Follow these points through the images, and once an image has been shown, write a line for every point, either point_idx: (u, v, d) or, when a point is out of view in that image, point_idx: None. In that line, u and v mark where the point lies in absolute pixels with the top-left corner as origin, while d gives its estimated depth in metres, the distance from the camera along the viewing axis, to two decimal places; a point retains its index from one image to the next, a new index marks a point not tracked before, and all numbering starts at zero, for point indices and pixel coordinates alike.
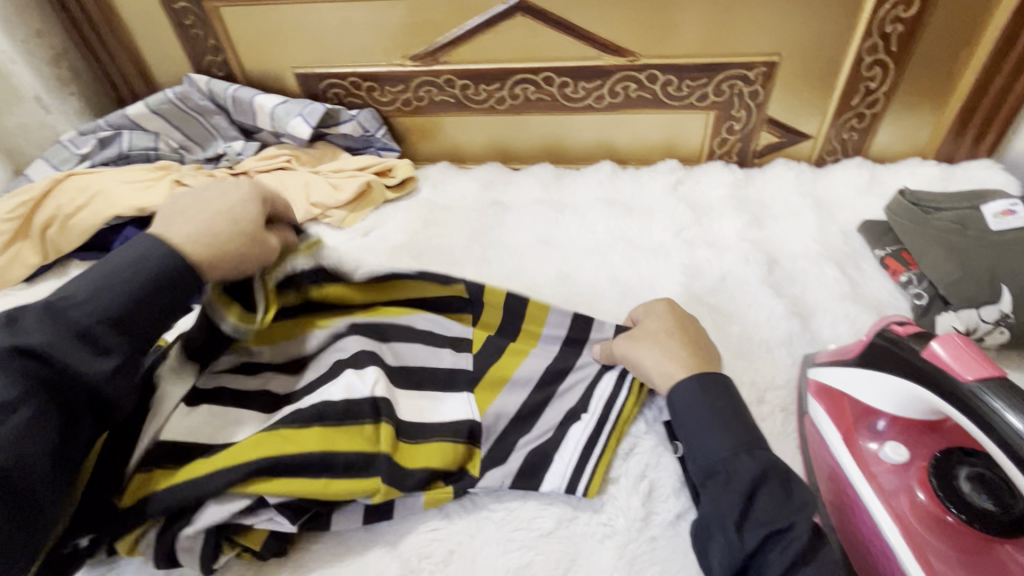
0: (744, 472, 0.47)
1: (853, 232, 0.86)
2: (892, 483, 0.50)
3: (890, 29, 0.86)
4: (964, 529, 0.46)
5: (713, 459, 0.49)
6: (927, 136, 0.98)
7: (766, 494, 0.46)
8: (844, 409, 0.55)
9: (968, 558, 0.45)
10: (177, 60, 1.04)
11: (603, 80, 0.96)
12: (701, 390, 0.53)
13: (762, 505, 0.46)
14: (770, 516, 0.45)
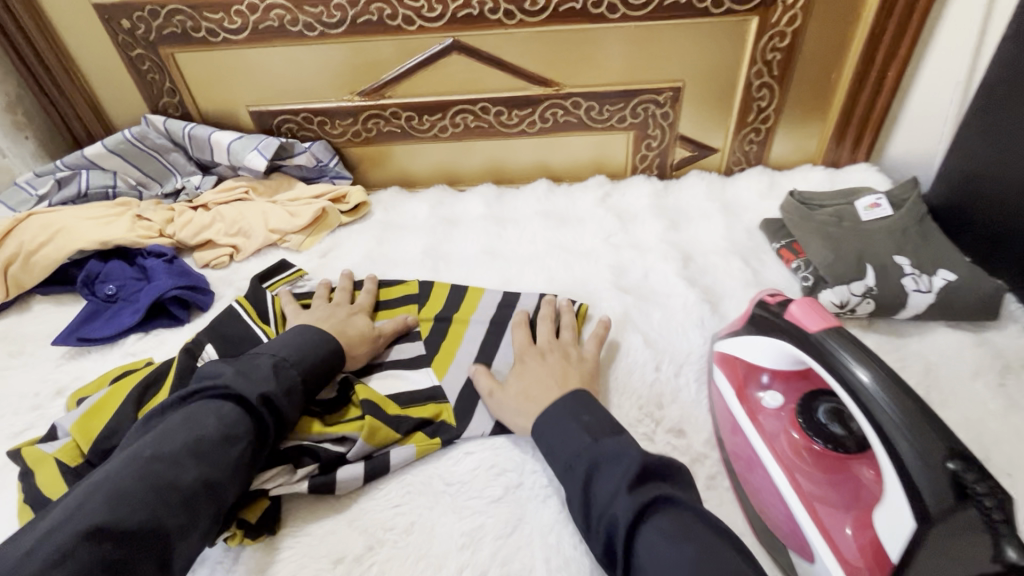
0: (580, 463, 0.55)
1: (756, 229, 1.00)
2: (773, 425, 0.61)
3: (771, 57, 1.01)
4: (826, 453, 0.58)
5: (567, 460, 0.57)
6: (815, 146, 1.13)
7: (601, 475, 0.54)
8: (737, 371, 0.66)
9: (830, 477, 0.57)
10: (133, 103, 1.10)
11: (534, 107, 1.07)
12: (559, 407, 0.61)
13: (596, 492, 0.53)
14: (605, 499, 0.52)
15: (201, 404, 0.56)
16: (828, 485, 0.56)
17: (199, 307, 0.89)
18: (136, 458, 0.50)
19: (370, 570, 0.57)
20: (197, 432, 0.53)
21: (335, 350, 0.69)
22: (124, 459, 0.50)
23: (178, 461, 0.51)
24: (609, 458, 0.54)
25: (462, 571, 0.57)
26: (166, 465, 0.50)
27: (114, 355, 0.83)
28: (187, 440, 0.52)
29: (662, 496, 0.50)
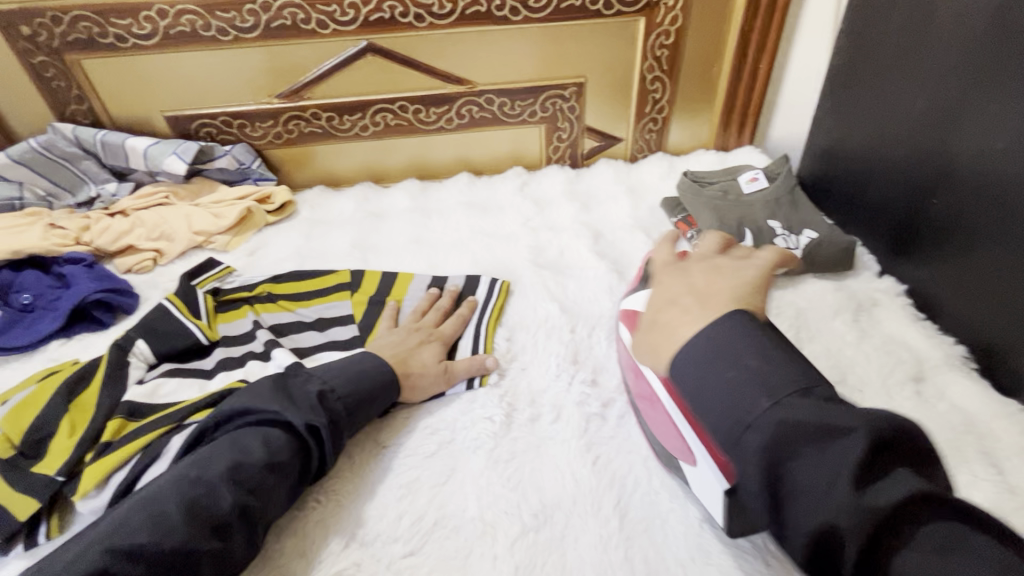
0: (755, 432, 0.41)
1: (658, 207, 1.11)
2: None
3: (660, 53, 1.13)
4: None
5: (732, 432, 0.43)
6: (705, 133, 1.27)
7: (798, 445, 0.40)
8: (634, 323, 0.72)
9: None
10: (36, 112, 1.07)
11: (450, 105, 1.14)
12: (707, 337, 0.47)
13: (791, 474, 0.39)
14: (805, 481, 0.39)
15: (244, 426, 0.58)
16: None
17: (124, 310, 0.89)
18: (188, 474, 0.53)
19: (312, 528, 0.61)
20: (240, 457, 0.55)
21: (394, 379, 0.69)
22: (173, 475, 0.53)
23: (219, 482, 0.53)
24: (814, 424, 0.40)
25: (401, 517, 0.62)
26: (207, 483, 0.52)
27: (36, 362, 0.81)
28: (227, 462, 0.54)
29: (918, 490, 0.36)
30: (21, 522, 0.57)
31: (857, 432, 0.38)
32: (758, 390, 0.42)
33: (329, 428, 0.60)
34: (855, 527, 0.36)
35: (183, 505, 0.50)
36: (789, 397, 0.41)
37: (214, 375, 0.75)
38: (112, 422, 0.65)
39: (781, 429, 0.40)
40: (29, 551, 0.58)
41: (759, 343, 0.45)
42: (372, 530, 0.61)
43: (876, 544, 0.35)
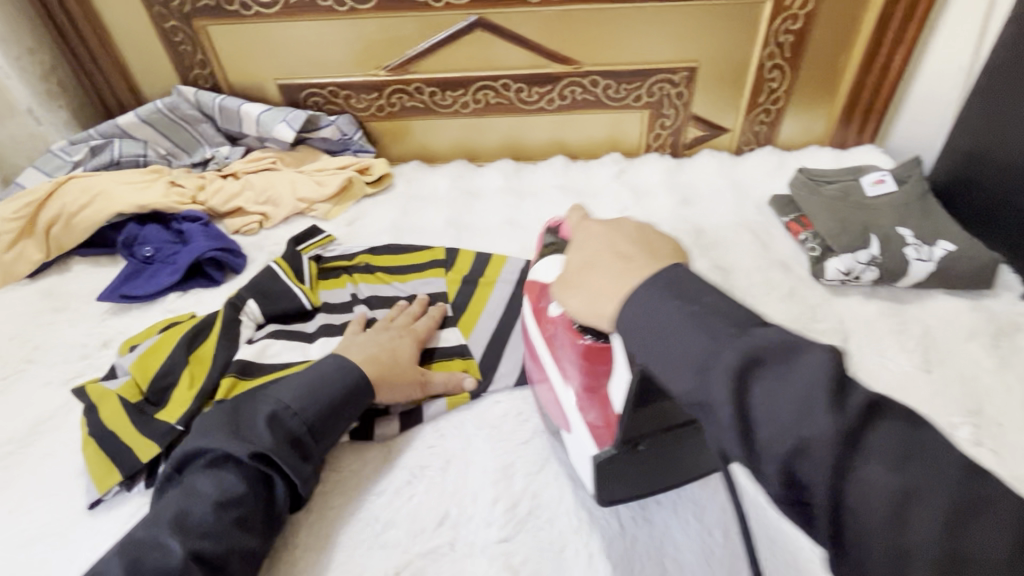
0: (767, 390, 0.38)
1: (765, 205, 1.04)
2: (557, 333, 0.59)
3: (783, 39, 1.05)
4: (593, 347, 0.54)
5: (782, 436, 0.37)
6: (822, 128, 1.17)
7: (762, 392, 0.38)
8: (537, 297, 0.67)
9: (586, 367, 0.55)
10: (164, 74, 1.13)
11: (553, 85, 1.11)
12: (649, 295, 0.46)
13: (869, 489, 0.34)
14: (890, 492, 0.33)
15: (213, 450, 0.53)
16: (589, 376, 0.55)
17: (233, 269, 0.93)
18: (175, 524, 0.49)
19: (411, 501, 0.62)
20: (219, 490, 0.51)
21: (358, 381, 0.62)
22: (151, 515, 0.50)
23: (199, 532, 0.49)
24: (778, 363, 0.39)
25: (495, 501, 0.61)
26: (185, 534, 0.48)
27: (155, 312, 0.87)
28: (213, 503, 0.50)
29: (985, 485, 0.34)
30: (144, 463, 0.62)
31: (930, 429, 0.36)
32: (793, 374, 0.38)
33: (292, 447, 0.55)
34: (931, 528, 0.32)
35: (188, 556, 0.47)
36: (761, 332, 0.41)
37: (317, 341, 0.77)
38: (225, 380, 0.68)
39: (845, 428, 0.35)
40: (150, 489, 0.63)
41: (702, 293, 0.45)
42: (466, 511, 0.61)
43: (996, 532, 0.31)
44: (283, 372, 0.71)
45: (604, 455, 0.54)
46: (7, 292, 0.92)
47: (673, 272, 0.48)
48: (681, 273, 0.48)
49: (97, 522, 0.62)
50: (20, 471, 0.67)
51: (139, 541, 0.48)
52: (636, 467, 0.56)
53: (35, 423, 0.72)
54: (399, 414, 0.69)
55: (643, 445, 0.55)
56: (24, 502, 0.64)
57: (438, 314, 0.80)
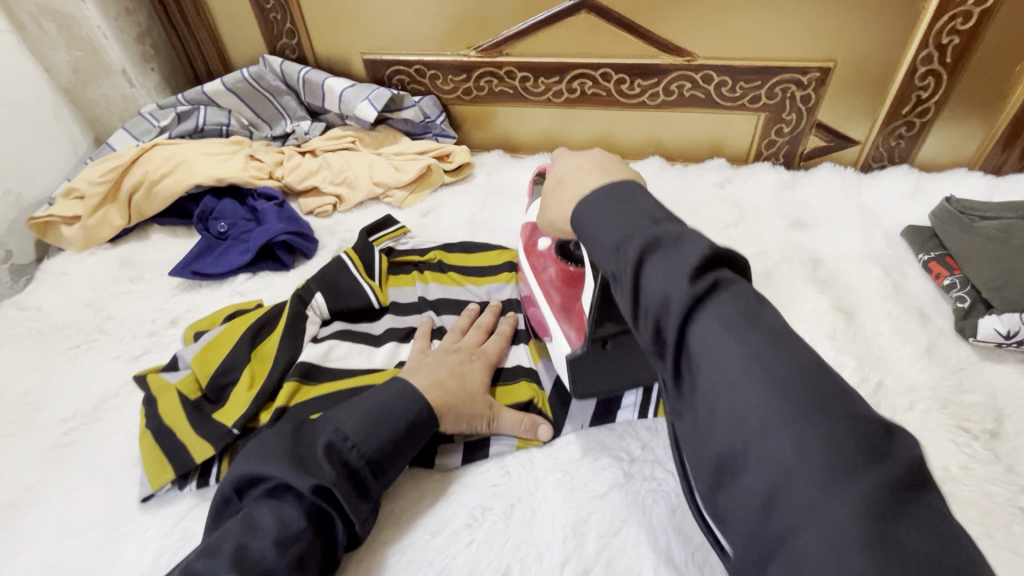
0: (659, 266, 0.38)
1: (896, 236, 0.89)
2: (544, 262, 0.68)
3: (947, 40, 0.88)
4: (573, 273, 0.65)
5: (653, 302, 0.38)
6: (974, 148, 0.99)
7: (652, 272, 0.38)
8: (529, 256, 0.71)
9: (577, 302, 0.63)
10: (252, 42, 1.10)
11: (660, 78, 0.99)
12: (599, 196, 0.45)
13: (724, 350, 0.35)
14: (736, 364, 0.34)
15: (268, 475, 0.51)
16: (568, 297, 0.64)
17: (303, 253, 0.90)
18: (235, 560, 0.46)
19: (469, 547, 0.56)
20: (277, 525, 0.48)
21: (422, 413, 0.57)
22: (208, 544, 0.48)
23: (260, 569, 0.46)
24: (673, 243, 0.39)
25: (565, 563, 0.54)
26: (245, 572, 0.46)
27: (224, 293, 0.85)
28: (272, 540, 0.48)
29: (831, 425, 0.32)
30: (196, 464, 0.59)
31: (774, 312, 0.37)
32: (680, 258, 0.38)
33: (351, 484, 0.52)
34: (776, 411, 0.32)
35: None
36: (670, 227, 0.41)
37: (382, 346, 0.72)
38: (287, 384, 0.64)
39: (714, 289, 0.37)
40: (200, 490, 0.60)
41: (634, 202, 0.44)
42: (530, 569, 0.54)
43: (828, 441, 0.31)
44: (345, 381, 0.66)
45: (574, 354, 0.59)
46: (89, 255, 0.93)
47: (620, 186, 0.45)
48: (634, 189, 0.45)
49: (149, 518, 0.59)
50: (83, 450, 0.66)
51: (199, 574, 0.46)
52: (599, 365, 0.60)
53: (101, 399, 0.71)
54: (464, 444, 0.64)
55: (610, 344, 0.58)
56: (83, 485, 0.63)
57: (511, 329, 0.73)
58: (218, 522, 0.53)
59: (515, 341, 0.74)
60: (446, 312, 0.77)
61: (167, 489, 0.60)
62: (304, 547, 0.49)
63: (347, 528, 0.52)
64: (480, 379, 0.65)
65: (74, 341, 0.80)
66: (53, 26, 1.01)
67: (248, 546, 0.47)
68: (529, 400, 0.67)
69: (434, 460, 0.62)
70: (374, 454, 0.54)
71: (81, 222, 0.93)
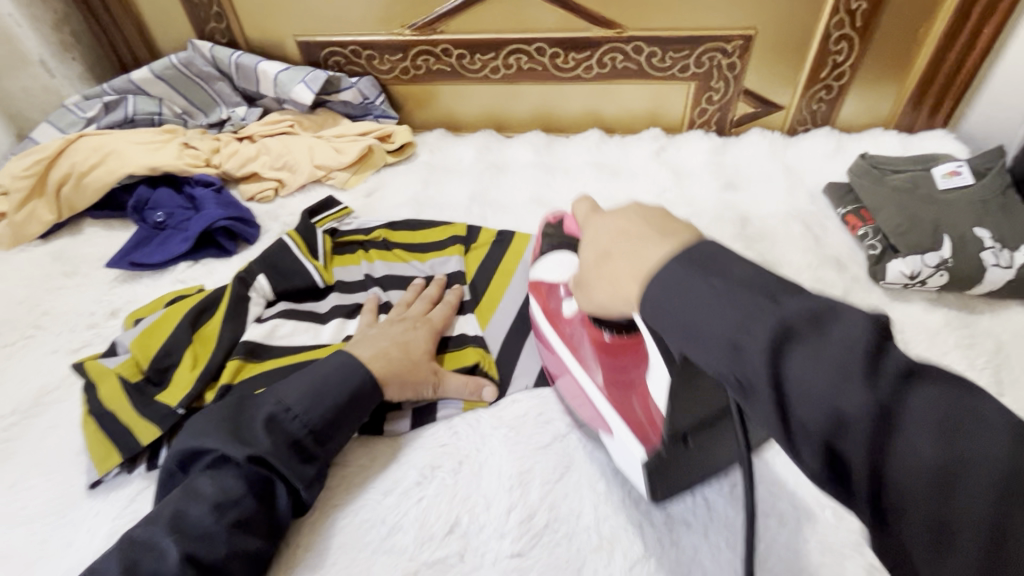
0: (654, 254, 0.40)
1: (819, 193, 0.95)
2: (575, 331, 0.60)
3: (856, 6, 0.93)
4: (615, 342, 0.56)
5: (682, 308, 0.37)
6: (888, 109, 1.06)
7: (666, 277, 0.38)
8: (546, 297, 0.66)
9: (609, 361, 0.57)
10: (180, 27, 1.07)
11: (592, 51, 1.02)
12: (675, 272, 0.38)
13: (672, 300, 0.37)
14: (795, 361, 0.32)
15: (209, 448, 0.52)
16: (617, 369, 0.56)
17: (245, 239, 0.89)
18: (173, 525, 0.48)
19: (418, 504, 0.58)
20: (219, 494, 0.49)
21: (365, 382, 0.59)
22: (151, 517, 0.49)
23: (199, 532, 0.47)
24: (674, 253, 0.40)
25: (510, 511, 0.57)
26: (183, 536, 0.47)
27: (165, 282, 0.84)
28: (211, 505, 0.49)
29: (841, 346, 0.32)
30: (142, 446, 0.59)
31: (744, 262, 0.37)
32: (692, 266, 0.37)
33: (293, 452, 0.53)
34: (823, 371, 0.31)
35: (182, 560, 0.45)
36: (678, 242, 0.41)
37: (328, 322, 0.72)
38: (231, 363, 0.64)
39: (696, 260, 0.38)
40: (148, 472, 0.60)
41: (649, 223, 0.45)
42: (477, 518, 0.57)
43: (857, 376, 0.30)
44: (290, 357, 0.67)
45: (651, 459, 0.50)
46: (18, 253, 0.90)
47: (695, 248, 0.39)
48: (708, 245, 0.39)
49: (96, 505, 0.59)
50: (24, 444, 0.65)
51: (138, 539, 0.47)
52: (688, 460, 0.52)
53: (40, 393, 0.70)
54: (412, 410, 0.66)
55: (690, 439, 0.50)
56: (25, 477, 0.62)
57: (457, 300, 0.75)
58: (163, 496, 0.54)
59: (460, 310, 0.76)
60: (392, 288, 0.79)
61: (114, 475, 0.60)
62: (247, 513, 0.50)
63: (292, 497, 0.53)
64: (425, 346, 0.67)
65: (8, 339, 0.77)
66: None
67: (192, 515, 0.48)
68: (475, 364, 0.69)
69: (382, 426, 0.64)
70: (317, 424, 0.55)
71: (7, 219, 0.90)
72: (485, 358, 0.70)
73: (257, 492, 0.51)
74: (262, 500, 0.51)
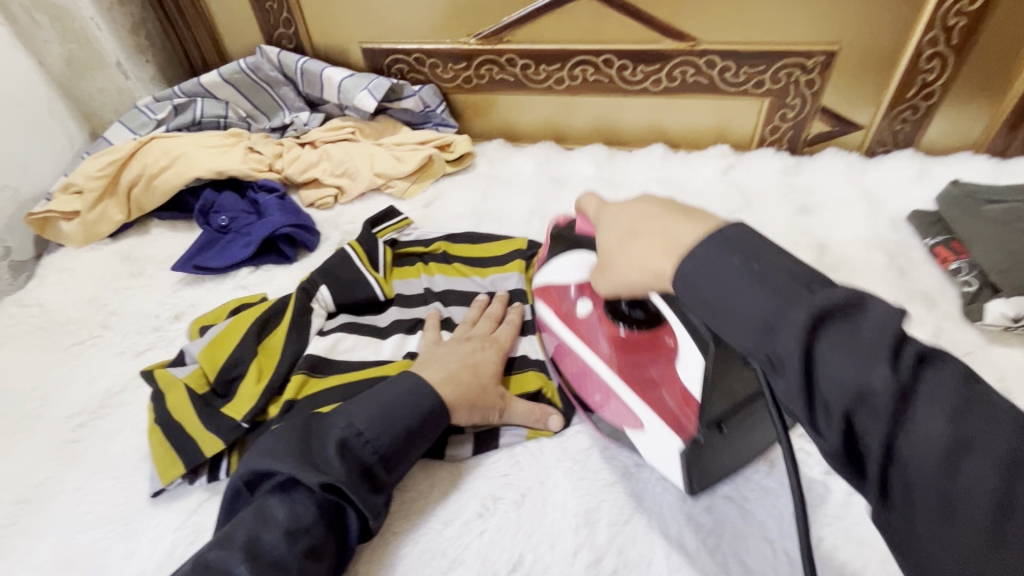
0: (723, 269, 0.38)
1: (902, 221, 0.89)
2: (591, 326, 0.61)
3: (953, 22, 0.87)
4: (632, 337, 0.58)
5: (750, 316, 0.36)
6: (979, 131, 0.99)
7: (726, 282, 0.38)
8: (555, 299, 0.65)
9: (627, 354, 0.58)
10: (249, 32, 1.08)
11: (662, 64, 0.98)
12: (711, 250, 0.39)
13: (714, 292, 0.38)
14: (937, 426, 0.31)
15: (278, 471, 0.51)
16: (631, 366, 0.57)
17: (306, 246, 0.89)
18: (247, 551, 0.47)
19: (480, 537, 0.56)
20: (287, 523, 0.48)
21: (434, 408, 0.57)
22: (219, 540, 0.48)
23: (270, 561, 0.46)
24: (764, 273, 0.37)
25: (577, 552, 0.54)
26: (257, 564, 0.46)
27: (227, 287, 0.84)
28: (283, 532, 0.48)
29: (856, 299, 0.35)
30: (206, 458, 0.59)
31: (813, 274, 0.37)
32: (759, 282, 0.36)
33: (363, 479, 0.51)
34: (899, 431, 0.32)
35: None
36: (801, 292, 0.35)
37: (389, 337, 0.71)
38: (295, 377, 0.63)
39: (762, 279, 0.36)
40: (211, 484, 0.60)
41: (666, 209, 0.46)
42: (541, 558, 0.54)
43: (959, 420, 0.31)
44: (353, 374, 0.66)
45: (689, 446, 0.52)
46: (89, 251, 0.92)
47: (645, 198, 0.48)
48: (653, 200, 0.48)
49: (160, 515, 0.59)
50: (91, 445, 0.66)
51: (210, 565, 0.46)
52: (721, 450, 0.54)
53: (108, 394, 0.71)
54: (474, 435, 0.63)
55: (725, 426, 0.52)
56: (93, 479, 0.63)
57: (519, 319, 0.72)
58: (230, 513, 0.53)
59: (522, 331, 0.73)
60: (454, 304, 0.77)
61: (177, 484, 0.60)
62: (315, 543, 0.49)
63: (356, 526, 0.52)
64: (491, 369, 0.64)
65: (79, 337, 0.79)
66: (46, 18, 0.99)
67: (264, 541, 0.47)
68: (537, 389, 0.67)
69: (444, 452, 0.62)
70: (385, 452, 0.53)
71: (80, 218, 0.92)
72: (548, 384, 0.68)
73: (325, 522, 0.50)
74: (331, 528, 0.50)
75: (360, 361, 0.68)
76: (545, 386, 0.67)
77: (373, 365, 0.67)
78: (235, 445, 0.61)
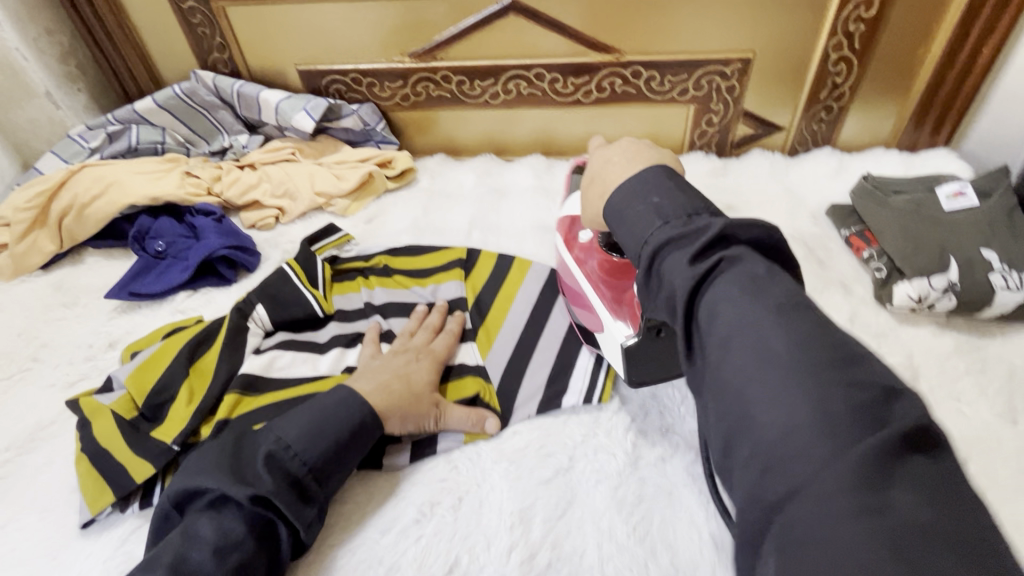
0: (674, 260, 0.43)
1: (822, 215, 0.94)
2: (586, 253, 0.69)
3: (853, 28, 0.93)
4: (615, 265, 0.67)
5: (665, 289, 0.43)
6: (890, 128, 1.06)
7: (715, 296, 0.41)
8: (568, 227, 0.74)
9: (611, 280, 0.66)
10: (183, 58, 1.08)
11: (591, 75, 1.02)
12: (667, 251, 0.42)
13: (734, 325, 0.39)
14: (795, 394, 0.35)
15: (203, 490, 0.51)
16: (615, 287, 0.66)
17: (245, 267, 0.89)
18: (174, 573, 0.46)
19: (417, 542, 0.56)
20: (210, 539, 0.48)
21: (366, 418, 0.58)
22: (145, 562, 0.48)
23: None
24: (682, 241, 0.44)
25: (512, 549, 0.55)
26: None
27: (164, 312, 0.83)
28: (210, 549, 0.48)
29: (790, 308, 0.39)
30: (137, 484, 0.58)
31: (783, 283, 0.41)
32: (748, 308, 0.39)
33: (293, 492, 0.52)
34: (845, 503, 0.30)
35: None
36: (679, 223, 0.45)
37: (328, 352, 0.72)
38: (228, 397, 0.63)
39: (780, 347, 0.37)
40: (143, 510, 0.59)
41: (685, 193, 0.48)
42: (478, 558, 0.55)
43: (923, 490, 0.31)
44: (290, 390, 0.66)
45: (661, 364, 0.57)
46: (19, 283, 0.90)
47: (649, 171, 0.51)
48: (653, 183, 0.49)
49: (88, 548, 0.58)
50: (18, 481, 0.64)
51: None
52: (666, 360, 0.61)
53: (36, 428, 0.69)
54: (412, 443, 0.64)
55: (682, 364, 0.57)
56: (18, 516, 0.61)
57: (458, 328, 0.74)
58: (159, 536, 0.53)
59: (462, 339, 0.74)
60: (394, 316, 0.78)
61: (105, 514, 0.59)
62: (243, 560, 0.48)
63: (286, 540, 0.52)
64: (426, 378, 0.66)
65: (7, 372, 0.77)
66: None
67: (188, 560, 0.47)
68: (475, 394, 0.68)
69: (382, 461, 0.62)
70: (317, 464, 0.54)
71: (9, 250, 0.90)
72: (486, 388, 0.69)
73: (253, 536, 0.50)
74: (259, 542, 0.50)
75: (296, 378, 0.68)
76: (483, 390, 0.69)
77: (311, 382, 0.67)
78: (167, 467, 0.61)
